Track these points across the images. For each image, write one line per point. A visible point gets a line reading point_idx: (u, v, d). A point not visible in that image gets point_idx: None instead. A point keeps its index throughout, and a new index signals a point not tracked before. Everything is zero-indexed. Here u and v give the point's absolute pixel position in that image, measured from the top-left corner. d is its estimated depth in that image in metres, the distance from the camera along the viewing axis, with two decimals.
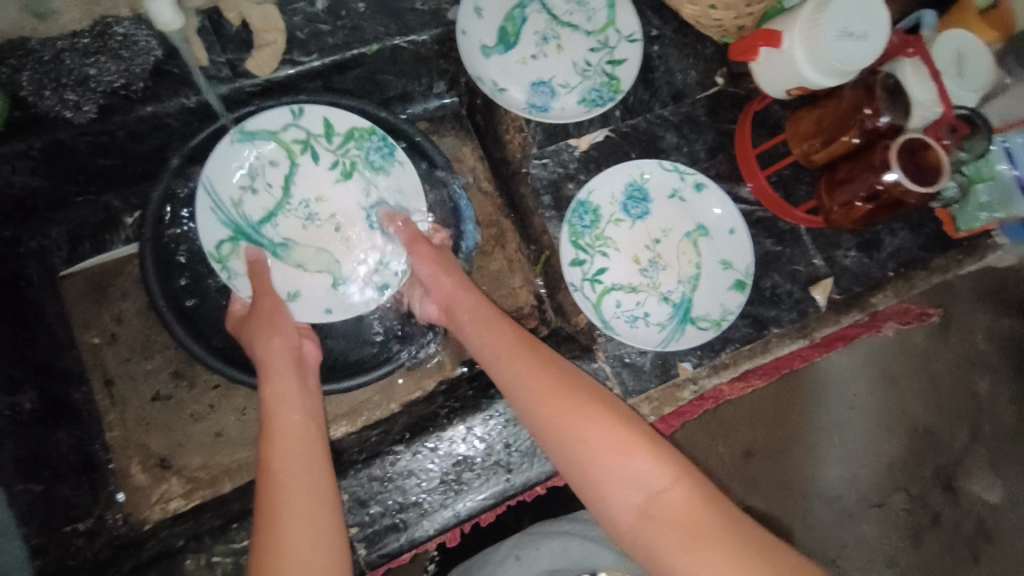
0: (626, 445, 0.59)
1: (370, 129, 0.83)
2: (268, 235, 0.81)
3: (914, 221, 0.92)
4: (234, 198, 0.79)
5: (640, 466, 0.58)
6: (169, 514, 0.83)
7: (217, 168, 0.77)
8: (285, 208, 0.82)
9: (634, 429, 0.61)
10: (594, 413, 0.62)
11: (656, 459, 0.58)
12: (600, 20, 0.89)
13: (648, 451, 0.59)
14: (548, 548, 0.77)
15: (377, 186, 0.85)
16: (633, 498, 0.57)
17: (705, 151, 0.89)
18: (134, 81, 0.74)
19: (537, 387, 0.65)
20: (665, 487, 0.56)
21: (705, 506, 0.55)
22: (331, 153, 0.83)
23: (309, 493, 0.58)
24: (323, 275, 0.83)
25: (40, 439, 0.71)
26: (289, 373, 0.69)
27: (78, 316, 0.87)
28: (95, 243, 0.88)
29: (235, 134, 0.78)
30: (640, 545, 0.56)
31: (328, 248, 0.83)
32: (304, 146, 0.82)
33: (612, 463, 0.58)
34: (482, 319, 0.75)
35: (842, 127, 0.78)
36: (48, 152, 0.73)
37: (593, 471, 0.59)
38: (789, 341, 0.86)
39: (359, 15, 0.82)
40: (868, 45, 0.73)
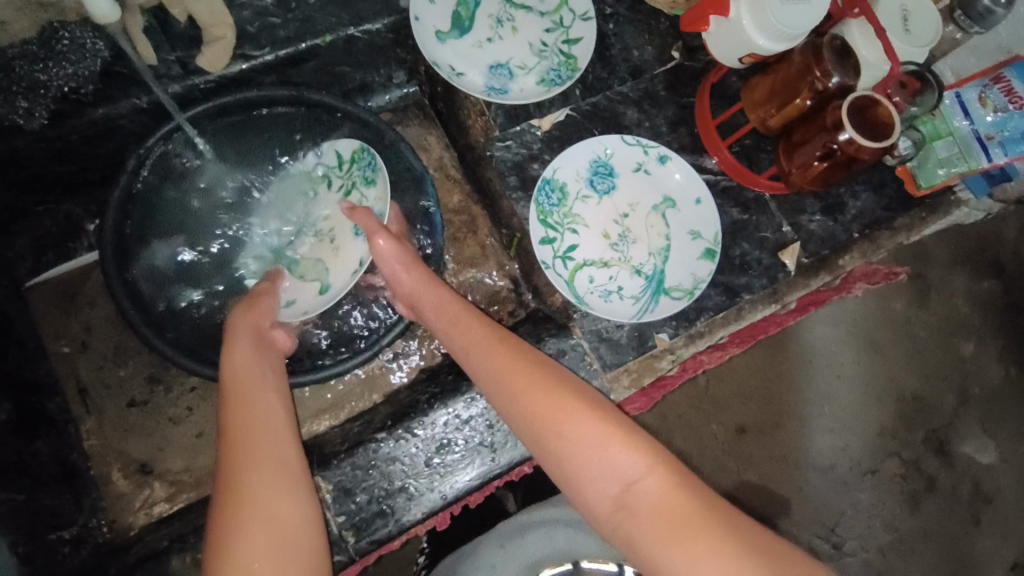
0: (602, 432, 0.58)
1: (361, 146, 0.82)
2: (289, 253, 0.84)
3: (876, 182, 0.93)
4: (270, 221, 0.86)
5: (617, 456, 0.56)
6: (155, 518, 0.83)
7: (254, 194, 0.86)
8: (304, 230, 0.85)
9: (611, 416, 0.59)
10: (568, 395, 0.61)
11: (635, 448, 0.57)
12: (553, 1, 0.90)
13: (627, 441, 0.58)
14: (534, 537, 0.76)
15: (367, 198, 0.81)
16: (610, 488, 0.56)
17: (666, 125, 0.90)
18: (84, 85, 0.73)
19: (514, 379, 0.64)
20: (641, 477, 0.55)
21: (684, 492, 0.55)
22: (341, 178, 0.84)
23: (273, 464, 0.54)
24: (313, 283, 0.81)
25: (18, 449, 0.70)
26: (255, 353, 0.67)
27: (47, 327, 0.86)
28: (62, 251, 0.87)
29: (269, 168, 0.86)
30: (620, 534, 0.55)
31: (323, 261, 0.82)
32: (323, 175, 0.85)
33: (588, 452, 0.57)
34: (451, 306, 0.73)
35: (794, 91, 0.79)
36: (1, 161, 0.72)
37: (573, 461, 0.57)
38: (760, 307, 0.87)
39: (309, 7, 0.81)
40: (810, 7, 0.74)
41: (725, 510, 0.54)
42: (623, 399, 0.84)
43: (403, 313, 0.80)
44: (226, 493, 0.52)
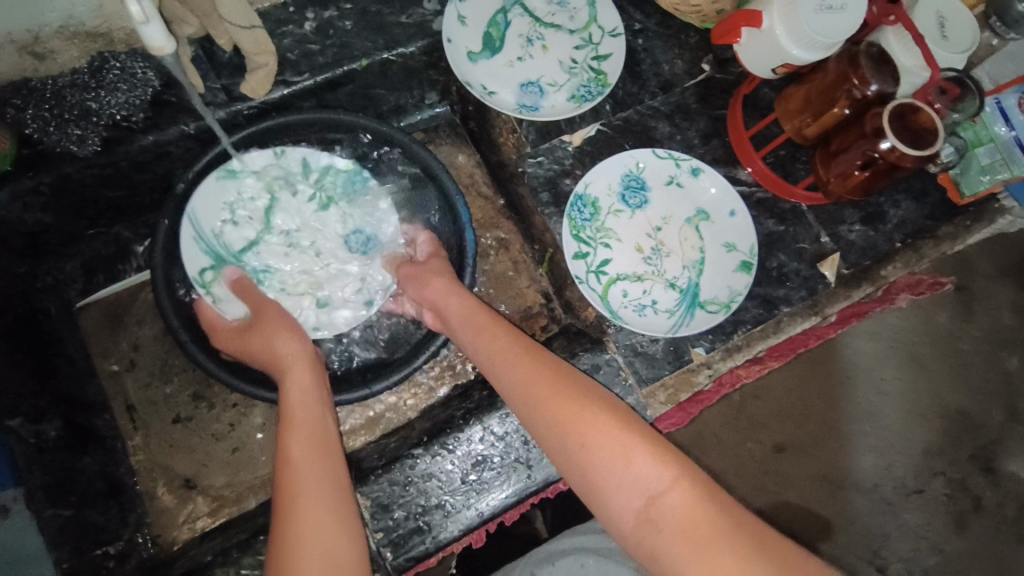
0: (624, 441, 0.56)
1: (348, 164, 0.88)
2: (250, 263, 0.84)
3: (917, 191, 0.91)
4: (216, 229, 0.83)
5: (640, 467, 0.54)
6: (197, 533, 0.84)
7: (199, 199, 0.81)
8: (266, 238, 0.86)
9: (633, 423, 0.57)
10: (587, 405, 0.59)
11: (656, 460, 0.54)
12: (582, 18, 0.91)
13: (648, 454, 0.55)
14: (564, 564, 0.75)
15: (354, 215, 0.89)
16: (632, 501, 0.53)
17: (698, 138, 0.90)
18: (135, 113, 0.76)
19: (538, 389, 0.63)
20: (665, 489, 0.52)
21: (710, 507, 0.50)
22: (310, 188, 0.87)
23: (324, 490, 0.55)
24: (307, 298, 0.85)
25: (66, 465, 0.73)
26: (304, 378, 0.69)
27: (96, 346, 0.89)
28: (112, 272, 0.91)
29: (219, 171, 0.82)
30: (644, 549, 0.52)
31: (308, 273, 0.86)
32: (283, 180, 0.86)
33: (607, 464, 0.55)
34: (474, 317, 0.75)
35: (830, 100, 0.78)
36: (56, 187, 0.76)
37: (593, 471, 0.55)
38: (801, 319, 0.85)
39: (345, 33, 0.84)
40: (847, 16, 0.74)
41: (761, 527, 0.49)
42: (659, 416, 0.82)
43: (432, 326, 0.82)
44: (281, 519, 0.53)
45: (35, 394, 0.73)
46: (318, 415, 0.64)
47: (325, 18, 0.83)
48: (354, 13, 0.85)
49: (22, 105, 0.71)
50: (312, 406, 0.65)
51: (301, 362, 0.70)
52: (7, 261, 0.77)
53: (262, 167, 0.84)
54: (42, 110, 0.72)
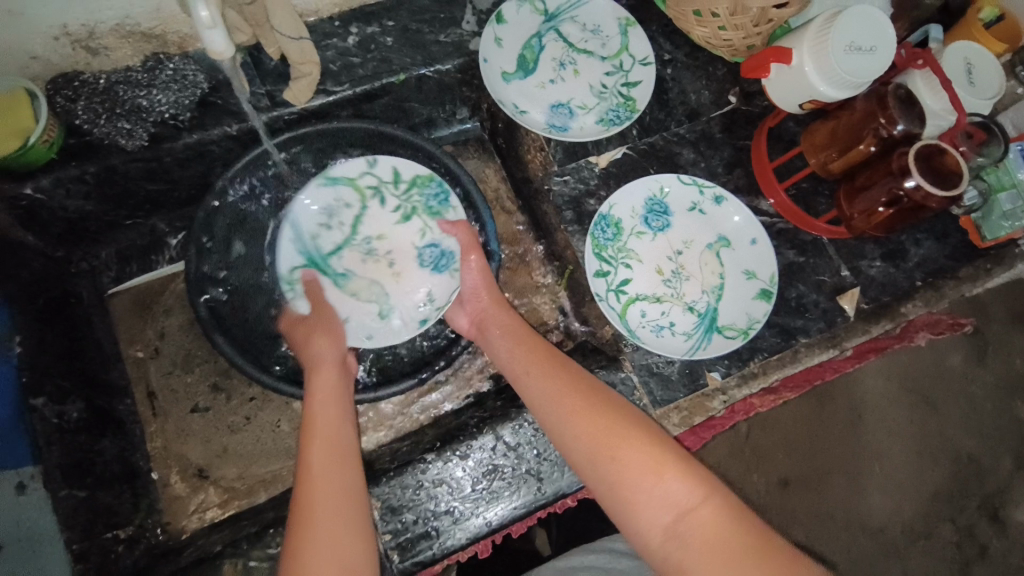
0: (654, 461, 0.58)
1: (429, 175, 0.87)
2: (332, 266, 0.85)
3: (938, 231, 0.91)
4: (312, 231, 0.85)
5: (670, 485, 0.56)
6: (206, 523, 0.85)
7: (303, 205, 0.85)
8: (351, 243, 0.86)
9: (662, 443, 0.60)
10: (618, 423, 0.62)
11: (685, 478, 0.56)
12: (614, 46, 0.94)
13: (678, 472, 0.57)
14: None
15: (434, 229, 0.87)
16: (661, 518, 0.55)
17: (722, 166, 0.91)
18: (182, 112, 0.80)
19: (569, 403, 0.65)
20: (694, 506, 0.55)
21: (735, 525, 0.53)
22: (398, 198, 0.87)
23: (344, 509, 0.58)
24: (372, 306, 0.84)
25: (85, 447, 0.74)
26: (334, 391, 0.71)
27: (124, 332, 0.91)
28: (145, 262, 0.93)
29: (321, 179, 0.85)
30: (670, 564, 0.54)
31: (380, 282, 0.85)
32: (374, 191, 0.87)
33: (640, 479, 0.57)
34: (513, 329, 0.78)
35: (857, 137, 0.80)
36: (101, 177, 0.79)
37: (624, 486, 0.58)
38: (818, 351, 0.85)
39: (386, 48, 0.88)
40: (876, 58, 0.75)
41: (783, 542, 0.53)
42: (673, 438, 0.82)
43: (465, 333, 0.85)
44: (297, 533, 0.56)
45: (60, 375, 0.75)
46: (342, 430, 0.66)
47: (367, 34, 0.87)
48: (395, 30, 0.88)
49: (74, 98, 0.76)
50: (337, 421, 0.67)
51: (330, 376, 0.73)
52: (44, 245, 0.81)
53: (357, 177, 0.87)
54: (94, 103, 0.77)
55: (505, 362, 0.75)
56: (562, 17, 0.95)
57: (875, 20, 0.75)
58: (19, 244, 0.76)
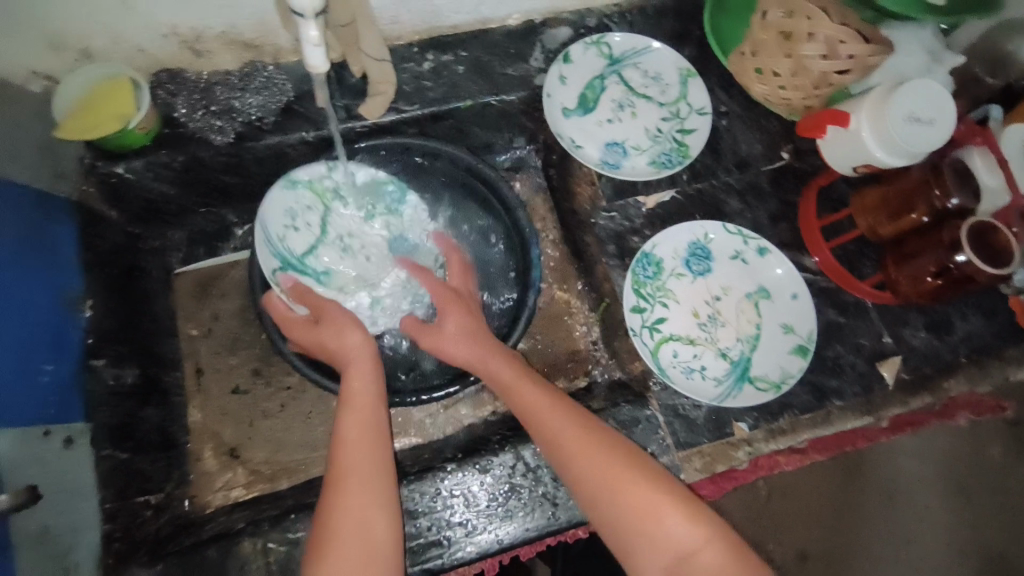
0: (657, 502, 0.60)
1: (388, 178, 0.91)
2: (312, 266, 0.88)
3: (986, 308, 0.89)
4: (280, 234, 0.86)
5: (671, 528, 0.58)
6: (230, 500, 0.88)
7: (271, 207, 0.85)
8: (324, 242, 0.90)
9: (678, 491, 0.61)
10: (623, 460, 0.63)
11: (688, 520, 0.59)
12: (672, 94, 0.98)
13: (681, 514, 0.59)
14: None
15: (397, 223, 0.93)
16: (663, 554, 0.58)
17: (768, 219, 0.92)
18: (267, 116, 0.87)
19: (570, 436, 0.65)
20: (695, 549, 0.57)
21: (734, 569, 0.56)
22: (357, 198, 0.91)
23: (370, 497, 0.61)
24: (362, 298, 0.89)
25: (132, 412, 0.79)
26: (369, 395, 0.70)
27: (182, 310, 0.96)
28: (210, 248, 1.00)
29: (282, 182, 0.85)
30: None
31: (363, 275, 0.90)
32: (335, 194, 0.89)
33: (641, 521, 0.59)
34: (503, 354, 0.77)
35: (910, 205, 0.81)
36: (187, 165, 0.86)
37: (625, 525, 0.59)
38: (852, 415, 0.83)
39: (457, 76, 0.94)
40: (934, 130, 0.77)
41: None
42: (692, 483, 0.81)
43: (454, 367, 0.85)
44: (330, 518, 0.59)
45: (120, 342, 0.81)
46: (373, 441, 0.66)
47: (441, 61, 0.94)
48: (467, 60, 0.94)
49: (174, 93, 0.85)
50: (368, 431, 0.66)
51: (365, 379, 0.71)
52: (123, 221, 0.89)
53: (314, 180, 0.87)
54: (193, 99, 0.85)
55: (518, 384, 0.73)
56: (626, 61, 0.99)
57: (937, 93, 0.76)
58: (101, 217, 0.85)
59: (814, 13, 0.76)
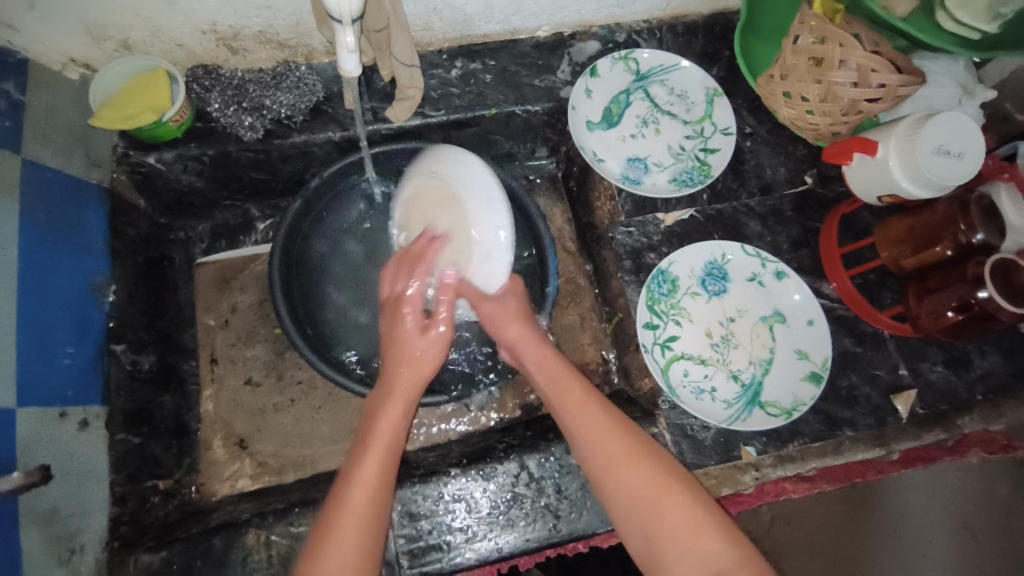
0: (694, 524, 0.60)
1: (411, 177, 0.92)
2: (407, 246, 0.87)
3: (1005, 346, 0.88)
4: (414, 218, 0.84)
5: (705, 549, 0.59)
6: (236, 491, 0.89)
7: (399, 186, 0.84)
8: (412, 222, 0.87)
9: (706, 532, 0.60)
10: (661, 480, 0.63)
11: (724, 541, 0.59)
12: (698, 112, 0.98)
13: (716, 535, 0.60)
14: None
15: None
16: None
17: (788, 244, 0.92)
18: (296, 115, 0.89)
19: (608, 453, 0.65)
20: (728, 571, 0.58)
21: None
22: None
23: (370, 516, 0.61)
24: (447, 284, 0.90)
25: (147, 398, 0.82)
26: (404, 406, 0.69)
27: (201, 300, 0.98)
28: (233, 241, 1.02)
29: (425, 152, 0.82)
30: None
31: None
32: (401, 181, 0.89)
33: (675, 541, 0.60)
34: (552, 362, 0.74)
35: (934, 238, 0.80)
36: (216, 160, 0.88)
37: (657, 544, 0.60)
38: (863, 447, 0.82)
39: (484, 84, 0.95)
40: (963, 164, 0.75)
41: None
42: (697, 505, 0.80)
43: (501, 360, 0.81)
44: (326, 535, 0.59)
45: (142, 329, 0.84)
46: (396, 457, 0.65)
47: (469, 69, 0.95)
48: (495, 69, 0.96)
49: (209, 88, 0.87)
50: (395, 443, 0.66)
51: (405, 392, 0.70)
52: (151, 210, 0.92)
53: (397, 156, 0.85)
54: (225, 96, 0.87)
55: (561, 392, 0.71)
56: (653, 78, 0.99)
57: (967, 127, 0.75)
58: (131, 206, 0.88)
59: (847, 40, 0.76)
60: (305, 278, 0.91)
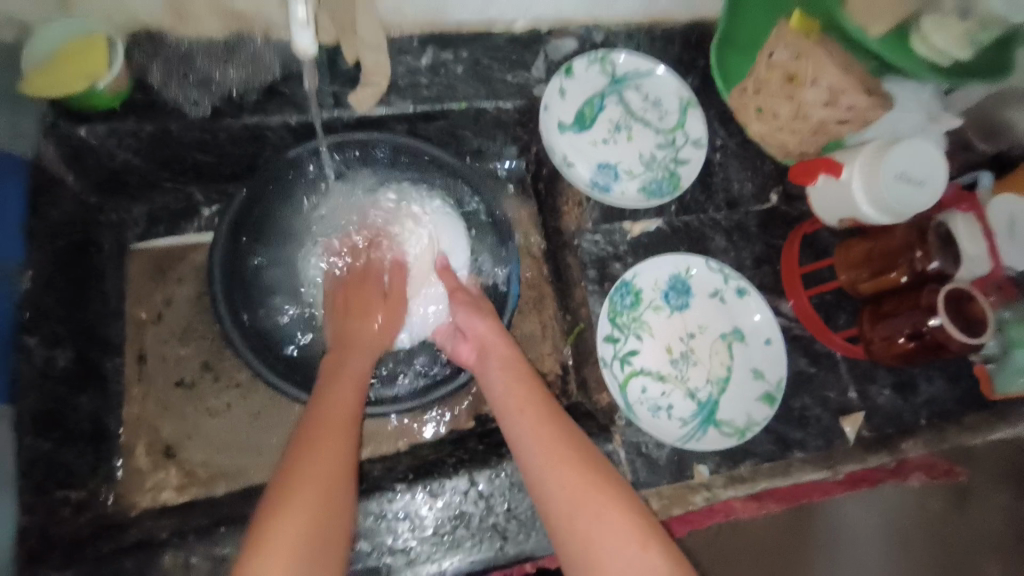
0: (637, 535, 0.58)
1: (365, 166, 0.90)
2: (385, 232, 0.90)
3: (951, 372, 0.90)
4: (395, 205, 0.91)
5: (645, 559, 0.57)
6: (158, 504, 0.83)
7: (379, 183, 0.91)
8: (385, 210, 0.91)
9: (647, 546, 0.58)
10: (606, 486, 0.61)
11: (666, 556, 0.57)
12: (671, 121, 0.96)
13: (659, 548, 0.58)
14: None
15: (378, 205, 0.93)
16: None
17: (751, 262, 0.91)
18: (248, 93, 0.82)
19: (554, 454, 0.64)
20: None
21: None
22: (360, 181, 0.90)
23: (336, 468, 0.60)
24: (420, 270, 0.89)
25: (62, 398, 0.75)
26: (347, 398, 0.68)
27: (133, 291, 0.91)
28: (175, 227, 0.95)
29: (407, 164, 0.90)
30: None
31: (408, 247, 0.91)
32: (372, 173, 0.90)
33: (616, 552, 0.57)
34: (518, 364, 0.75)
35: (890, 263, 0.80)
36: (154, 137, 0.81)
37: (598, 554, 0.58)
38: (811, 468, 0.83)
39: (454, 76, 0.90)
40: (924, 193, 0.76)
41: None
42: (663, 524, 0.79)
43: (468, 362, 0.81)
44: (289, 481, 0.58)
45: (58, 321, 0.76)
46: (346, 446, 0.62)
47: (440, 59, 0.89)
48: (467, 61, 0.90)
49: (149, 57, 0.77)
50: (341, 438, 0.63)
51: (346, 393, 0.68)
52: (79, 189, 0.83)
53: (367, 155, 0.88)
54: (168, 66, 0.78)
55: (498, 400, 0.72)
56: (628, 82, 0.97)
57: (930, 156, 0.76)
58: (57, 181, 0.79)
59: (822, 58, 0.75)
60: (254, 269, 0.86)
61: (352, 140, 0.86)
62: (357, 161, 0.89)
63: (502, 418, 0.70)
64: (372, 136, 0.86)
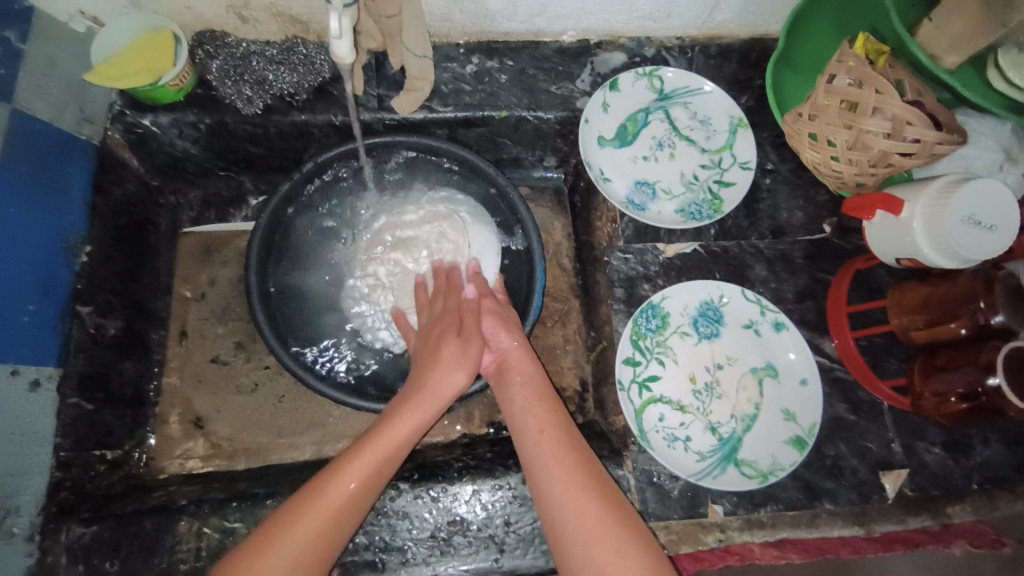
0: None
1: (402, 166, 0.91)
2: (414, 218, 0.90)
3: (1012, 436, 0.81)
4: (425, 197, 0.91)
5: None
6: (184, 471, 0.88)
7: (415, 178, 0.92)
8: (410, 199, 0.91)
9: None
10: (620, 529, 0.60)
11: None
12: (718, 141, 0.92)
13: None
14: None
15: (404, 194, 0.92)
16: None
17: (793, 294, 0.86)
18: (299, 93, 0.86)
19: (564, 483, 0.63)
20: None
21: None
22: (392, 174, 0.91)
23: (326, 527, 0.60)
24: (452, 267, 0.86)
25: (108, 363, 0.81)
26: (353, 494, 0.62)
27: (181, 270, 0.97)
28: (222, 213, 1.00)
29: (442, 166, 0.92)
30: None
31: (448, 235, 0.88)
32: (410, 172, 0.92)
33: None
34: (540, 387, 0.73)
35: (950, 313, 0.72)
36: (212, 128, 0.86)
37: None
38: (840, 523, 0.77)
39: (498, 84, 0.91)
40: (995, 239, 0.68)
41: None
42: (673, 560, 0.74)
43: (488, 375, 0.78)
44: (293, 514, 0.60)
45: (111, 292, 0.82)
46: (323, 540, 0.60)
47: (485, 67, 0.91)
48: (512, 69, 0.91)
49: (212, 55, 0.84)
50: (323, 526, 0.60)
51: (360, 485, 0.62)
52: (144, 171, 0.90)
53: (403, 156, 0.91)
54: (228, 65, 0.84)
55: (519, 418, 0.70)
56: (676, 98, 0.93)
57: (1003, 197, 0.68)
58: (122, 163, 0.86)
59: (884, 87, 0.69)
60: (283, 260, 0.88)
61: (388, 145, 0.89)
62: (397, 161, 0.91)
63: (520, 435, 0.69)
64: (412, 141, 0.88)
